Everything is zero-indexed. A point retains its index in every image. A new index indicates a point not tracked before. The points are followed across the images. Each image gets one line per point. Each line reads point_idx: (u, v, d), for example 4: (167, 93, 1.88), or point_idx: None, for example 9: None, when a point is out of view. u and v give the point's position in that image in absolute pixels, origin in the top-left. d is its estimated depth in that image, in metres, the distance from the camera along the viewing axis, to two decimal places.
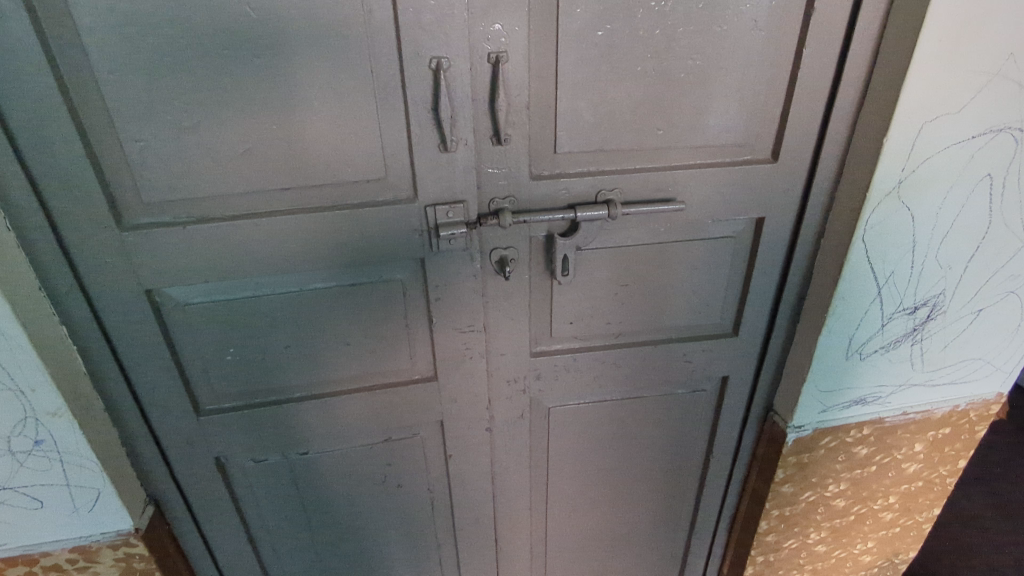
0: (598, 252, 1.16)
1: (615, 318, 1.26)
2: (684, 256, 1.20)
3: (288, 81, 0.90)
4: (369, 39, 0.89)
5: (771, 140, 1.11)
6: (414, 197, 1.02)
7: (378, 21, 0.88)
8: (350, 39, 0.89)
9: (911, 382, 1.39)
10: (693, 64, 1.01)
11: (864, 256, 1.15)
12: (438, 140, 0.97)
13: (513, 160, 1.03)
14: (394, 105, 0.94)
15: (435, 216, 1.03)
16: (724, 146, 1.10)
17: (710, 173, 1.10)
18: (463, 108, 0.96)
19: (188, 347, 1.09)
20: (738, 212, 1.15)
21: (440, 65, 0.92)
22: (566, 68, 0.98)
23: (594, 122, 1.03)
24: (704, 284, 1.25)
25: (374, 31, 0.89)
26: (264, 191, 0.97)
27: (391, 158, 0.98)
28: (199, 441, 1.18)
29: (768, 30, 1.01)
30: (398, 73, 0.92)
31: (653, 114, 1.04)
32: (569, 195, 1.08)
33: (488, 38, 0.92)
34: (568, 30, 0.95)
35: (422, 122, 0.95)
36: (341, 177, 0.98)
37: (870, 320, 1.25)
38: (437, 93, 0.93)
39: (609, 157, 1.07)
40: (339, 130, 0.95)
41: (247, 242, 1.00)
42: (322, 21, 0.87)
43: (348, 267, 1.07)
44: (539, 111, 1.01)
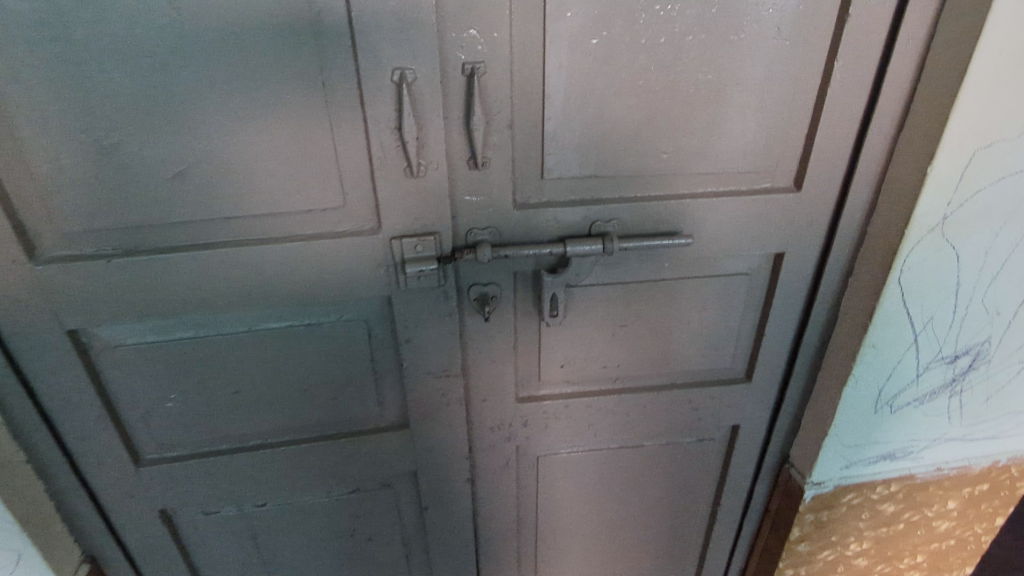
0: (591, 289, 1.02)
1: (612, 361, 1.12)
2: (690, 294, 1.06)
3: (224, 95, 0.77)
4: (318, 46, 0.76)
5: (794, 167, 0.96)
6: (377, 228, 0.88)
7: (328, 24, 0.74)
8: (296, 46, 0.75)
9: (947, 437, 1.23)
10: (705, 77, 0.87)
11: (899, 300, 1.00)
12: (404, 165, 0.83)
13: (494, 187, 0.89)
14: (351, 123, 0.81)
15: (403, 250, 0.90)
16: (738, 173, 0.95)
17: (720, 203, 0.96)
18: (432, 127, 0.82)
19: (123, 392, 0.96)
20: (754, 247, 1.01)
21: (405, 78, 0.78)
22: (556, 81, 0.84)
23: (588, 144, 0.89)
24: (713, 326, 1.11)
25: (324, 37, 0.75)
26: (202, 221, 0.84)
27: (351, 185, 0.85)
28: (140, 494, 1.05)
29: (794, 40, 0.86)
30: (355, 86, 0.78)
31: (658, 135, 0.90)
32: (559, 227, 0.94)
33: (463, 46, 0.79)
34: (557, 37, 0.81)
35: (385, 144, 0.82)
36: (292, 206, 0.85)
37: (903, 369, 1.10)
38: (401, 111, 0.79)
39: (606, 183, 0.93)
40: (288, 151, 0.81)
41: (183, 279, 0.87)
42: (262, 24, 0.74)
43: (303, 306, 0.94)
44: (523, 131, 0.87)
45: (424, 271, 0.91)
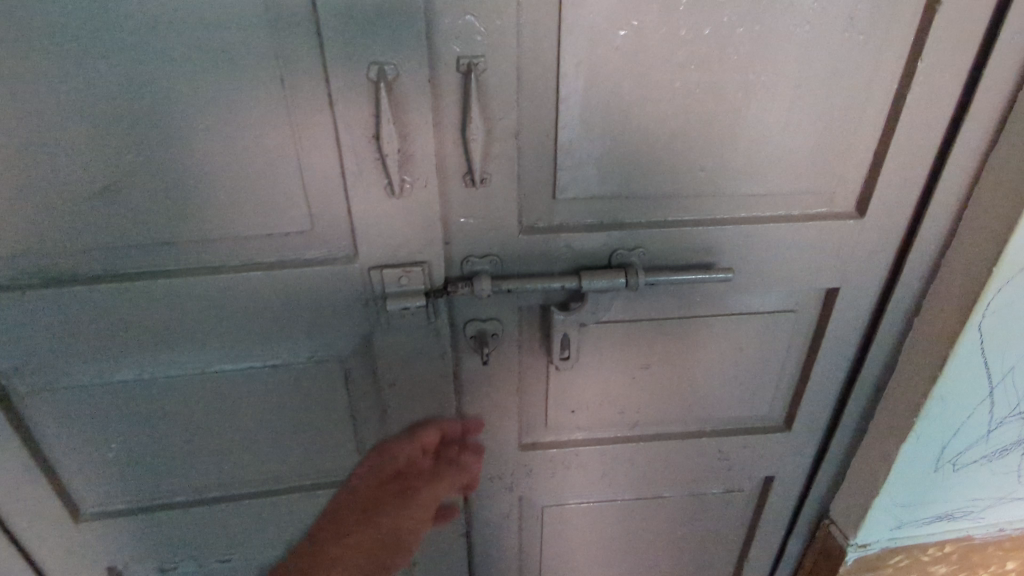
0: (610, 327, 0.87)
1: (631, 406, 0.97)
2: (724, 332, 0.91)
3: (160, 93, 0.62)
4: (274, 33, 0.60)
5: (858, 188, 0.80)
6: (353, 256, 0.73)
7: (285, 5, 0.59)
8: (247, 33, 0.60)
9: (1015, 496, 1.07)
10: (756, 79, 0.71)
11: (976, 349, 0.84)
12: (384, 182, 0.68)
13: (495, 208, 0.74)
14: (319, 130, 0.65)
15: (384, 282, 0.74)
16: (790, 195, 0.79)
17: (767, 230, 0.80)
18: (420, 137, 0.66)
19: (56, 440, 0.82)
20: (801, 280, 0.86)
21: (385, 75, 0.62)
22: (573, 81, 0.68)
23: (611, 159, 0.74)
24: (749, 368, 0.95)
25: (281, 21, 0.60)
26: (139, 246, 0.69)
27: (319, 204, 0.70)
28: (82, 550, 0.91)
29: (869, 33, 0.69)
30: (323, 84, 0.63)
31: (696, 148, 0.74)
32: (573, 256, 0.79)
33: (458, 37, 0.63)
34: (576, 27, 0.65)
35: (360, 156, 0.66)
36: (247, 229, 0.70)
37: (971, 424, 0.94)
38: (379, 117, 0.63)
39: (630, 205, 0.78)
40: (241, 163, 0.66)
41: (118, 314, 0.72)
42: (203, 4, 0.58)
43: (266, 346, 0.78)
44: (532, 142, 0.71)
45: (410, 307, 0.76)
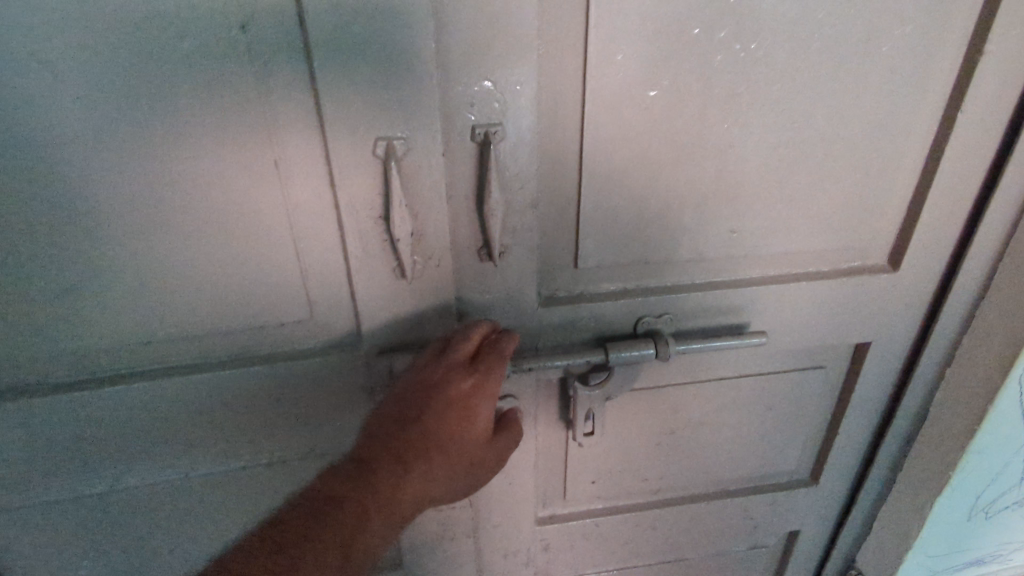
0: (634, 396, 0.81)
1: (654, 472, 0.91)
2: (752, 393, 0.85)
3: (128, 180, 0.53)
4: (263, 111, 0.52)
5: (890, 241, 0.75)
6: (358, 343, 0.66)
7: (275, 79, 0.51)
8: (231, 111, 0.52)
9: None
10: (792, 135, 0.65)
11: (1014, 399, 0.81)
12: (394, 265, 0.61)
13: (513, 282, 0.67)
14: (319, 212, 0.57)
15: (392, 372, 0.66)
16: (824, 252, 0.74)
17: (800, 290, 0.75)
18: (432, 213, 0.59)
19: (17, 559, 0.72)
20: (833, 337, 0.81)
21: (393, 152, 0.55)
22: (597, 146, 0.62)
23: (637, 223, 0.68)
24: (776, 426, 0.90)
25: (271, 98, 0.52)
26: (112, 347, 0.60)
27: (319, 291, 0.62)
28: None
29: (911, 86, 0.64)
30: (322, 164, 0.55)
31: (726, 208, 0.69)
32: (596, 325, 0.73)
33: (473, 105, 0.56)
34: (601, 89, 0.59)
35: (366, 239, 0.59)
36: (237, 322, 0.61)
37: (1006, 474, 0.90)
38: (389, 197, 0.56)
39: (656, 269, 0.72)
40: (228, 254, 0.58)
41: (88, 422, 0.62)
42: (177, 82, 0.50)
43: (259, 445, 0.69)
44: (552, 208, 0.65)
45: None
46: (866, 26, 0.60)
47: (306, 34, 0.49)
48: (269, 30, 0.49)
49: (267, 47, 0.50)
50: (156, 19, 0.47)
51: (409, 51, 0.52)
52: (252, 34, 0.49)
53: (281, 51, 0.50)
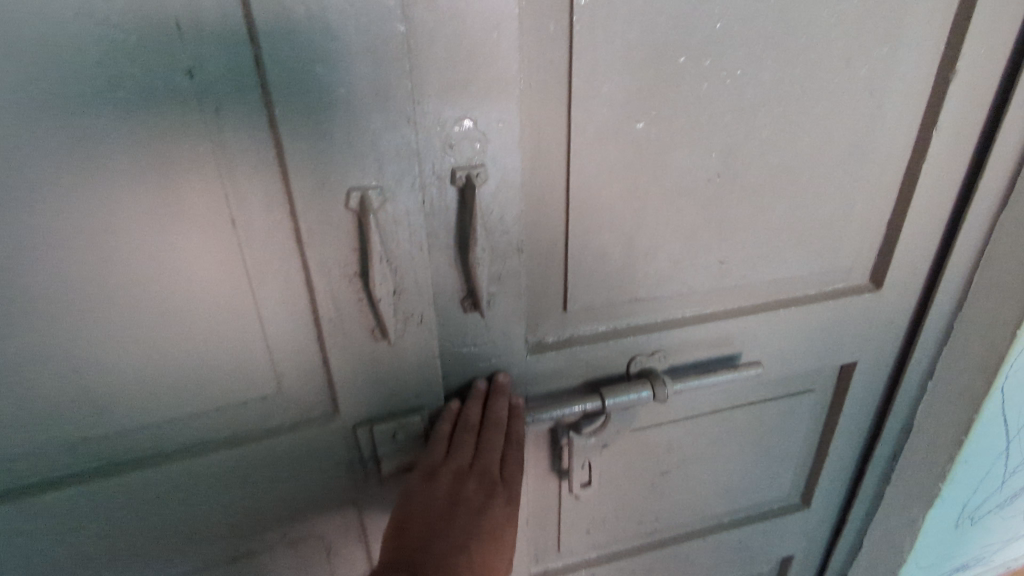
0: (628, 439, 0.76)
1: (650, 513, 0.86)
2: (745, 424, 0.82)
3: (49, 255, 0.44)
4: (216, 166, 0.45)
5: (871, 260, 0.75)
6: (333, 412, 0.59)
7: (228, 130, 0.44)
8: (176, 170, 0.44)
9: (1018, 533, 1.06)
10: (779, 161, 0.63)
11: (997, 408, 0.81)
12: (373, 325, 0.54)
13: (499, 331, 0.62)
14: (285, 273, 0.51)
15: (375, 443, 0.60)
16: (810, 276, 0.73)
17: (789, 316, 0.74)
18: (412, 266, 0.53)
19: None
20: (821, 360, 0.79)
21: (370, 204, 0.49)
22: (584, 183, 0.58)
23: (626, 260, 0.64)
24: (768, 454, 0.87)
25: (224, 152, 0.45)
26: (38, 451, 0.50)
27: (287, 362, 0.55)
28: None
29: (889, 105, 0.63)
30: (288, 222, 0.49)
31: (715, 239, 0.66)
32: (588, 369, 0.69)
33: (451, 146, 0.51)
34: (586, 122, 0.55)
35: (340, 300, 0.52)
36: (191, 406, 0.53)
37: (990, 479, 0.91)
38: (368, 254, 0.50)
39: (646, 307, 0.68)
40: (179, 331, 0.50)
41: (15, 540, 0.52)
42: (108, 140, 0.42)
43: (224, 540, 0.60)
44: (538, 250, 0.61)
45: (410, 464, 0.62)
46: (846, 50, 0.59)
47: (263, 74, 0.43)
48: (218, 74, 0.42)
49: (216, 95, 0.43)
50: (78, 66, 0.39)
51: (381, 92, 0.46)
52: (198, 81, 0.42)
53: (234, 99, 0.43)
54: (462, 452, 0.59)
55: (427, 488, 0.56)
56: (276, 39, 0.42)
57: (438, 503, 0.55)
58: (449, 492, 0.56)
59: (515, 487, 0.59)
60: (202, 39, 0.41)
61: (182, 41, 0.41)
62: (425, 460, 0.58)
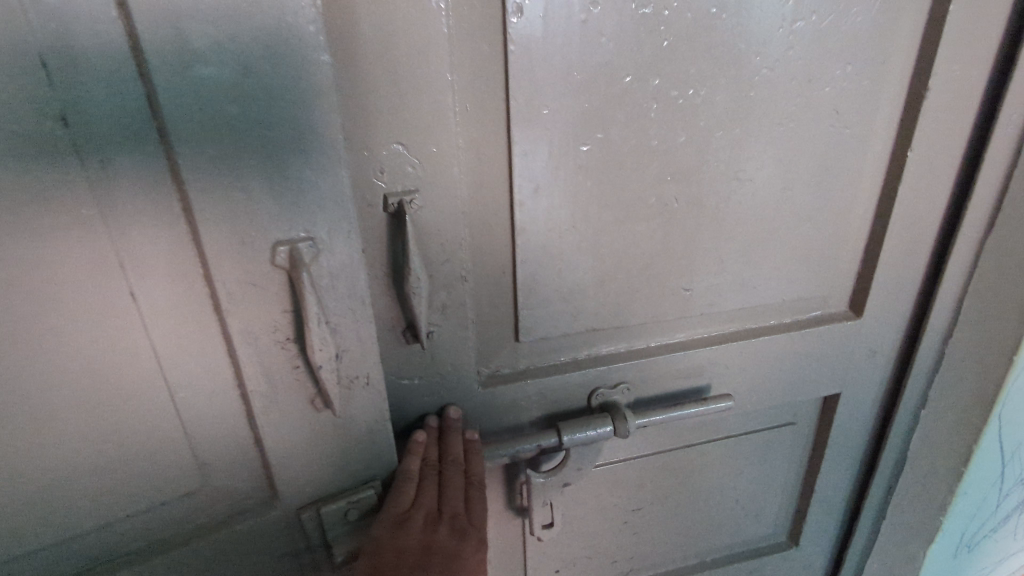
0: (593, 476, 0.72)
1: (623, 553, 0.82)
2: (721, 458, 0.78)
3: None
4: (106, 228, 0.35)
5: (850, 288, 0.71)
6: (272, 498, 0.48)
7: (120, 185, 0.35)
8: (44, 236, 0.34)
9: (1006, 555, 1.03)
10: (741, 184, 0.59)
11: (993, 428, 0.79)
12: (310, 398, 0.46)
13: (446, 363, 0.59)
14: (200, 341, 0.41)
15: (324, 529, 0.51)
16: (785, 303, 0.69)
17: (762, 345, 0.70)
18: (355, 325, 0.46)
19: None
20: (799, 391, 0.75)
21: (299, 259, 0.41)
22: (530, 209, 0.55)
23: (581, 288, 0.61)
24: (749, 489, 0.83)
25: (116, 211, 0.35)
26: None
27: (208, 447, 0.44)
28: None
29: (858, 126, 0.60)
30: (200, 286, 0.39)
31: (677, 265, 0.62)
32: (546, 402, 0.65)
33: (382, 171, 0.49)
34: (529, 146, 0.52)
35: (272, 371, 0.43)
36: (87, 520, 0.41)
37: (987, 502, 0.88)
38: (303, 322, 0.42)
39: (607, 336, 0.65)
40: (65, 431, 0.38)
41: None
42: None
43: None
44: (484, 278, 0.58)
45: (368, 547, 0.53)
46: (809, 68, 0.55)
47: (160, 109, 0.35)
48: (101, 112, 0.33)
49: (101, 144, 0.34)
50: None
51: (305, 127, 0.39)
52: (78, 130, 0.33)
53: (131, 150, 0.35)
54: (429, 493, 0.54)
55: (397, 538, 0.50)
56: (180, 71, 0.34)
57: (412, 553, 0.50)
58: (423, 538, 0.51)
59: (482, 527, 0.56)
60: (78, 78, 0.32)
61: (52, 81, 0.32)
62: (392, 506, 0.52)
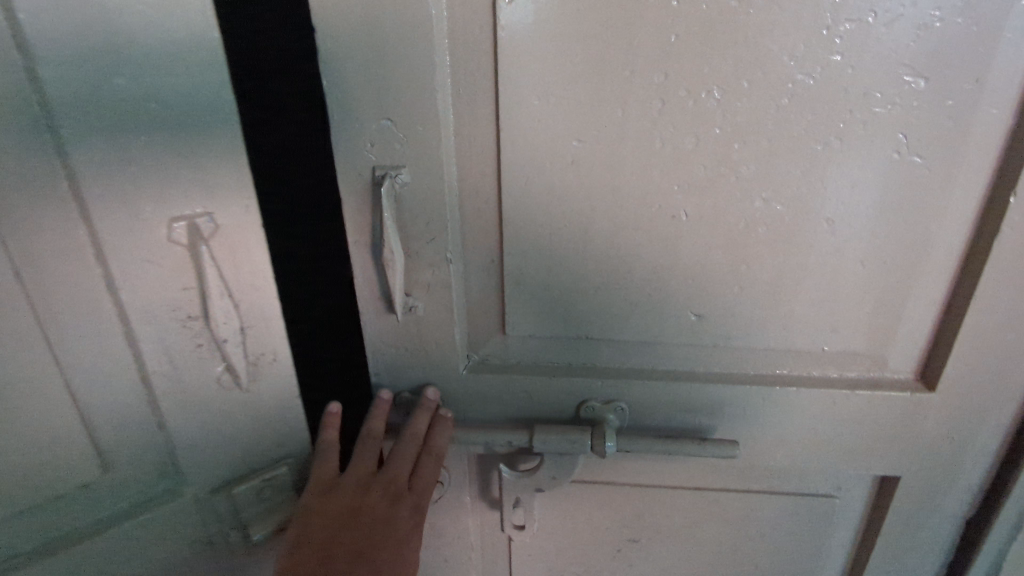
0: (582, 490, 0.69)
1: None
2: (740, 510, 0.70)
3: None
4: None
5: (924, 352, 0.58)
6: (177, 485, 0.56)
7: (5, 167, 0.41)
8: None
9: None
10: (768, 206, 0.52)
11: None
12: (218, 368, 0.54)
13: (430, 340, 0.61)
14: (98, 312, 0.47)
15: (237, 507, 0.59)
16: (830, 355, 0.59)
17: (794, 396, 0.61)
18: (251, 300, 0.53)
19: None
20: (843, 459, 0.64)
21: (196, 233, 0.48)
22: (519, 200, 0.54)
23: (575, 291, 0.58)
24: (777, 558, 0.72)
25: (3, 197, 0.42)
26: None
27: (108, 418, 0.51)
28: None
29: (935, 153, 0.49)
30: (93, 266, 0.46)
31: (687, 286, 0.57)
32: (531, 404, 0.63)
33: (372, 143, 0.52)
34: (520, 136, 0.51)
35: (174, 348, 0.51)
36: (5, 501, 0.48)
37: None
38: (205, 294, 0.50)
39: (605, 348, 0.61)
40: None
41: None
42: None
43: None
44: (474, 262, 0.58)
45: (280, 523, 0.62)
46: (861, 78, 0.47)
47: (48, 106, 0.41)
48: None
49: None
50: None
51: (191, 118, 0.46)
52: None
53: (61, 133, 0.42)
54: (363, 461, 0.58)
55: (325, 502, 0.55)
56: (94, 80, 0.42)
57: (337, 517, 0.55)
58: (351, 502, 0.56)
59: (423, 491, 0.59)
60: None
61: None
62: (321, 473, 0.58)
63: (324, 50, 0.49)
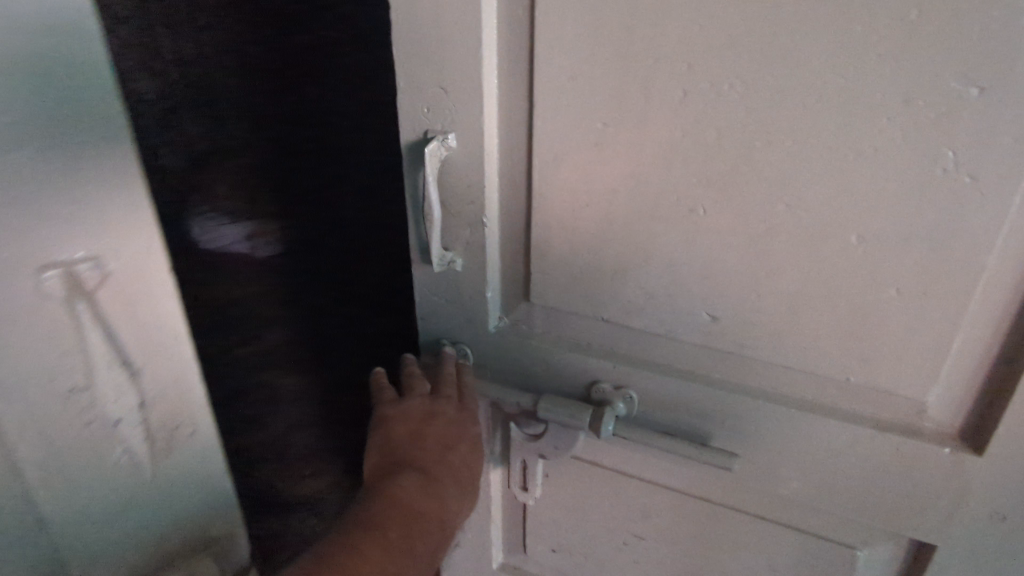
0: (591, 469, 0.71)
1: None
2: (752, 536, 0.66)
3: None
4: None
5: (976, 404, 0.51)
6: (62, 560, 0.66)
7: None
8: None
9: None
10: (790, 214, 0.50)
11: None
12: (119, 452, 0.66)
13: (466, 294, 0.67)
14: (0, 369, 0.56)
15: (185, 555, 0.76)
16: (858, 388, 0.54)
17: (813, 424, 0.56)
18: (114, 344, 0.62)
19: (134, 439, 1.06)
20: (870, 510, 0.58)
21: (77, 285, 0.58)
22: (548, 175, 0.58)
23: (594, 271, 0.60)
24: None
25: None
26: None
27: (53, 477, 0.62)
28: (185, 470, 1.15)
29: (991, 173, 0.43)
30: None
31: (702, 284, 0.56)
32: (547, 372, 0.67)
33: (428, 108, 0.59)
34: (551, 114, 0.55)
35: (41, 403, 0.59)
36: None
37: None
38: (93, 360, 0.61)
39: (620, 333, 0.62)
40: None
41: None
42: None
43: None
44: (510, 228, 0.63)
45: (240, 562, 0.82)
46: (899, 82, 0.43)
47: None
48: None
49: None
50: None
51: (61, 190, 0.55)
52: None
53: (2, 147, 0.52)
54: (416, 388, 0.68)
55: (392, 422, 0.67)
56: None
57: (406, 428, 0.66)
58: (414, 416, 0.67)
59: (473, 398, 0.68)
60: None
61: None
62: (383, 406, 0.69)
63: (398, 22, 0.57)
